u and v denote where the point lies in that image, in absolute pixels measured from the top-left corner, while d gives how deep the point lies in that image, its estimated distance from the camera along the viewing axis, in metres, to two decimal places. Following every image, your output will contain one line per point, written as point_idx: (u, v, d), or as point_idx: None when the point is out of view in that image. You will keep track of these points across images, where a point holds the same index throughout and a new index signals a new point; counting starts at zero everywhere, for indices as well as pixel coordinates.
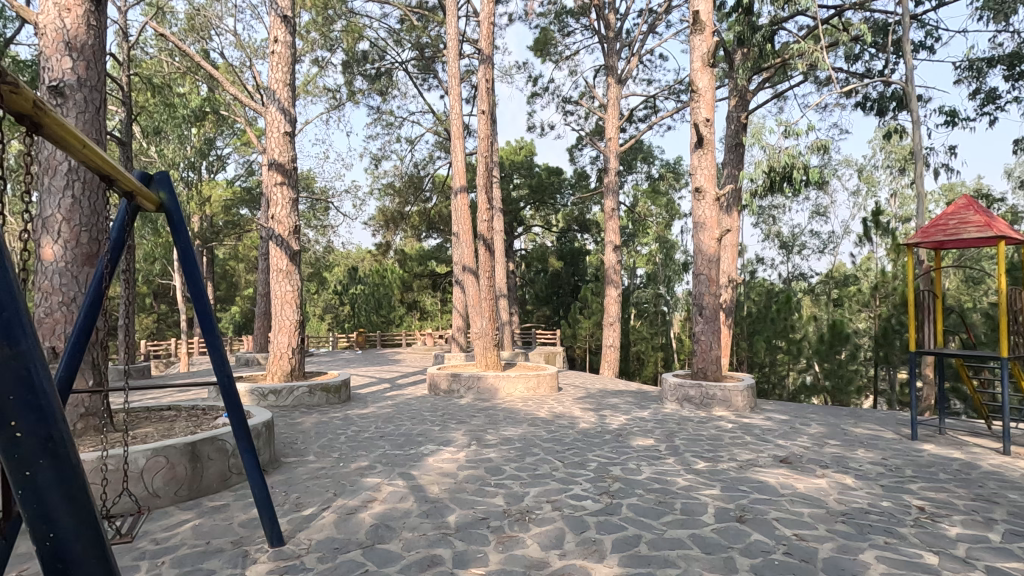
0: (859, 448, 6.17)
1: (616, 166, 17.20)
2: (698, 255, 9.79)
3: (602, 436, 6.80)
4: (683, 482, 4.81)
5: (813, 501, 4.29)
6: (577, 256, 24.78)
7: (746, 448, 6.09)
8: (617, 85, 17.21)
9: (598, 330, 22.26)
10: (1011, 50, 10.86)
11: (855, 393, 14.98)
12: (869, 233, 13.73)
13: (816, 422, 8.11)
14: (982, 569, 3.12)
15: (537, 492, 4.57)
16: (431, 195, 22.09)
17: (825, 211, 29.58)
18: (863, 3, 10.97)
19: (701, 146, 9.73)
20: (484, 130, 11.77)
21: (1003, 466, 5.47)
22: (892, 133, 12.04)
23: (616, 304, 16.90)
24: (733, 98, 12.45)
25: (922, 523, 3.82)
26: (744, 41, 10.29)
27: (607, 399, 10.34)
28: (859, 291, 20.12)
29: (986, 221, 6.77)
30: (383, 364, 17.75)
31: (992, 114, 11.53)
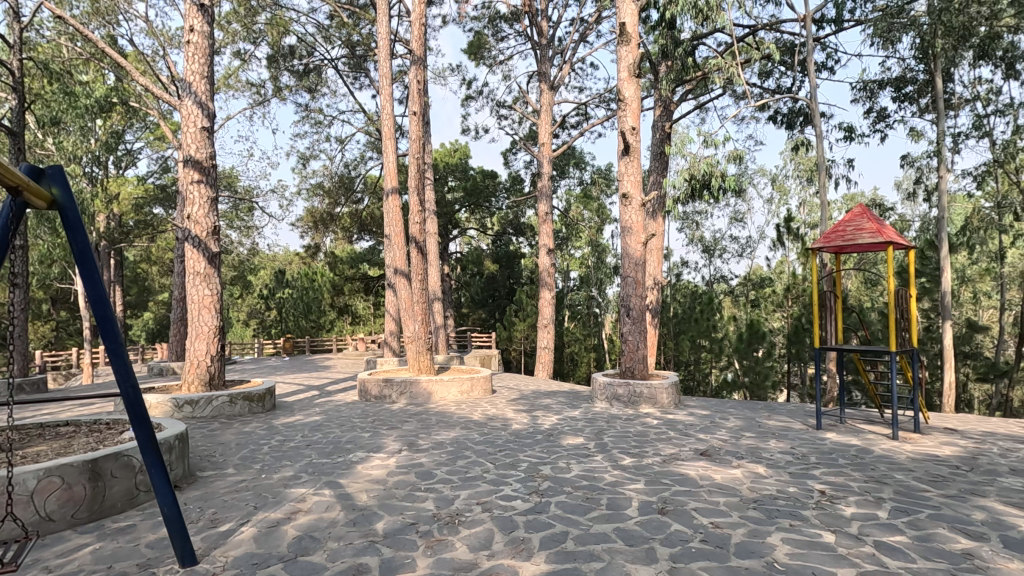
0: (770, 440, 6.61)
1: (550, 170, 17.45)
2: (625, 258, 10.10)
3: (534, 436, 6.90)
4: (610, 478, 4.97)
5: (729, 490, 4.56)
6: (512, 259, 25.03)
7: (669, 443, 6.39)
8: (550, 91, 17.52)
9: (533, 332, 22.57)
10: (897, 75, 12.05)
11: (771, 388, 15.90)
12: (782, 238, 14.75)
13: (734, 416, 8.60)
14: (872, 543, 3.43)
15: (468, 494, 4.57)
16: (363, 196, 21.58)
17: (743, 217, 31.47)
18: (774, 24, 11.77)
19: (628, 153, 10.10)
20: (416, 131, 11.62)
21: (892, 450, 6.05)
22: (799, 146, 13.03)
23: (549, 306, 17.15)
24: (658, 108, 12.99)
25: (822, 505, 4.16)
26: (667, 54, 10.77)
27: (540, 400, 10.47)
28: (774, 293, 21.58)
29: (877, 229, 7.46)
30: (311, 371, 17.13)
31: (883, 131, 12.73)
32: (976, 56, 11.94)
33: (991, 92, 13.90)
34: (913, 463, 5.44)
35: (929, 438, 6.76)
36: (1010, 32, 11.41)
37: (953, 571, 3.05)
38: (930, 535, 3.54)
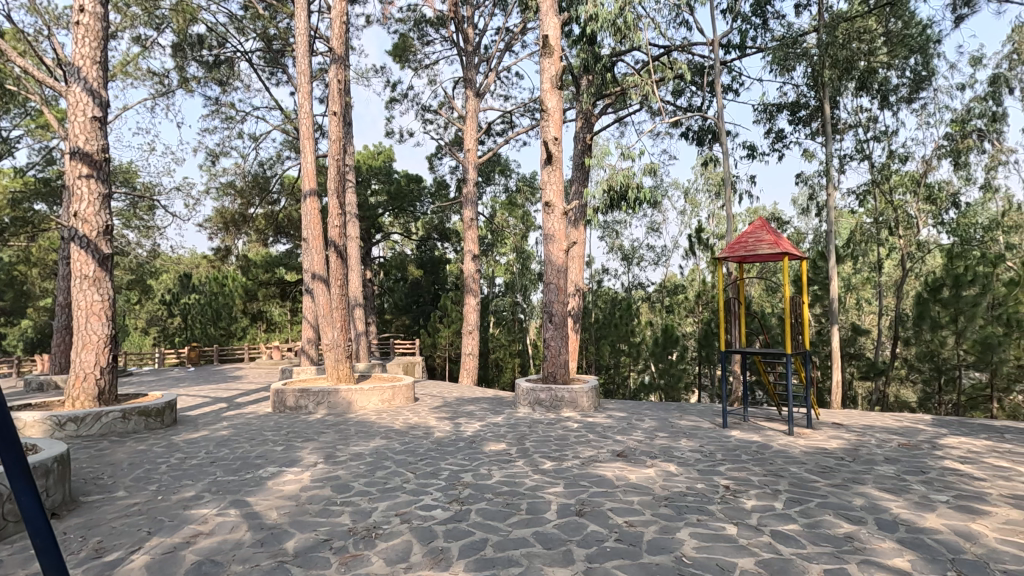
0: (682, 439, 6.95)
1: (475, 176, 17.48)
2: (548, 264, 10.29)
3: (456, 444, 6.84)
4: (530, 483, 5.01)
5: (642, 489, 4.74)
6: (437, 264, 24.74)
7: (588, 446, 6.56)
8: (475, 98, 17.58)
9: (458, 338, 22.43)
10: (793, 100, 13.20)
11: (684, 390, 16.79)
12: (693, 247, 15.64)
13: (649, 418, 8.97)
14: (768, 533, 3.69)
15: (386, 506, 4.45)
16: (279, 196, 20.59)
17: (659, 227, 33.03)
18: (686, 46, 12.51)
19: (551, 162, 10.32)
20: (336, 131, 11.23)
21: (787, 445, 6.56)
22: (708, 161, 13.91)
23: (474, 312, 17.11)
24: (579, 120, 13.42)
25: (726, 499, 4.43)
26: (588, 68, 11.11)
27: (463, 408, 10.40)
28: (687, 299, 22.80)
29: (774, 240, 8.09)
30: (220, 382, 16.05)
31: (780, 151, 13.86)
32: (856, 87, 13.35)
33: (869, 120, 15.57)
34: (805, 456, 5.92)
35: (819, 433, 7.38)
36: (885, 67, 12.81)
37: (836, 553, 3.34)
38: (818, 522, 3.86)
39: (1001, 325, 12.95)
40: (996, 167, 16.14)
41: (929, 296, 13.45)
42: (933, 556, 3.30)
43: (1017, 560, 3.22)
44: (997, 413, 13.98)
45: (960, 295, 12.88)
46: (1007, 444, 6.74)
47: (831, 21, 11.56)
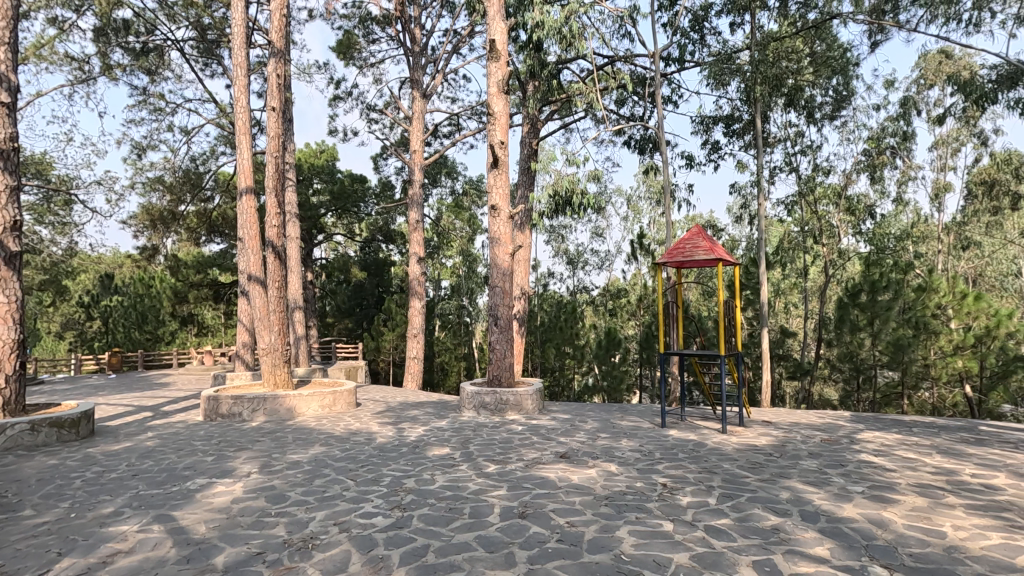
0: (623, 439, 7.13)
1: (421, 178, 17.30)
2: (493, 268, 10.30)
3: (399, 449, 6.71)
4: (473, 487, 4.99)
5: (584, 490, 4.83)
6: (381, 267, 24.24)
7: (532, 448, 6.61)
8: (422, 99, 17.41)
9: (402, 342, 22.07)
10: (727, 113, 13.86)
11: (626, 391, 17.23)
12: (635, 252, 16.08)
13: (592, 419, 9.14)
14: (702, 528, 3.83)
15: (325, 515, 4.31)
16: (213, 193, 19.63)
17: (603, 232, 33.72)
18: (629, 57, 12.89)
19: (497, 166, 10.36)
20: (274, 127, 10.82)
21: (720, 443, 6.86)
22: (650, 169, 14.35)
23: (419, 315, 16.88)
24: (525, 124, 13.56)
25: (663, 497, 4.57)
26: (534, 74, 11.21)
27: (406, 412, 10.23)
28: (628, 303, 23.41)
29: (709, 246, 8.44)
30: (144, 389, 15.07)
31: (716, 162, 14.50)
32: (785, 103, 14.16)
33: (796, 135, 16.57)
34: (737, 453, 6.20)
35: (750, 430, 7.76)
36: (810, 86, 13.68)
37: (763, 545, 3.52)
38: (748, 516, 4.05)
39: (910, 327, 13.98)
40: (906, 182, 17.54)
41: (848, 300, 14.47)
42: (850, 543, 3.53)
43: (921, 543, 3.50)
44: (907, 408, 15.17)
45: (875, 300, 13.93)
46: (915, 437, 7.31)
47: (761, 40, 12.22)
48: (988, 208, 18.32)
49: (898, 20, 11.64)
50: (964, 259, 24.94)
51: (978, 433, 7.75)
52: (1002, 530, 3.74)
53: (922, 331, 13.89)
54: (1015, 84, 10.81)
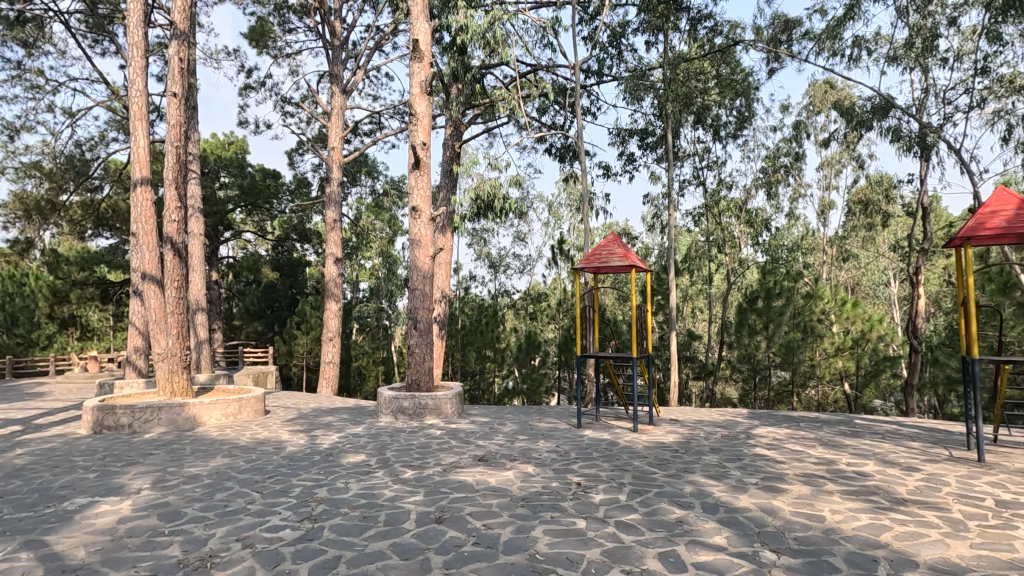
0: (540, 440, 7.26)
1: (339, 177, 16.71)
2: (413, 270, 10.14)
3: (311, 458, 6.43)
4: (388, 494, 4.88)
5: (501, 492, 4.87)
6: (295, 267, 23.10)
7: (450, 452, 6.57)
8: (341, 95, 16.83)
9: (317, 346, 21.14)
10: (642, 127, 14.54)
11: (545, 393, 17.67)
12: (556, 258, 16.43)
13: (511, 422, 9.23)
14: (613, 524, 3.98)
15: (226, 531, 4.04)
16: (102, 183, 17.83)
17: (525, 237, 34.18)
18: (550, 66, 13.20)
19: (418, 167, 10.24)
20: (175, 115, 10.04)
21: (632, 441, 7.17)
22: (569, 177, 14.76)
23: (336, 318, 16.29)
24: (449, 127, 13.48)
25: (577, 495, 4.72)
26: (457, 77, 11.14)
27: (320, 419, 9.81)
28: (548, 307, 23.90)
29: (624, 254, 8.83)
30: (13, 400, 13.38)
31: (632, 173, 15.16)
32: (694, 121, 15.09)
33: (704, 151, 17.71)
34: (647, 451, 6.52)
35: (659, 429, 8.17)
36: (717, 106, 14.67)
37: (669, 537, 3.72)
38: (655, 510, 4.26)
39: (799, 330, 15.34)
40: (796, 199, 19.26)
41: (747, 306, 15.49)
42: (745, 532, 3.81)
43: (804, 527, 3.85)
44: (796, 405, 16.67)
45: (770, 306, 15.07)
46: (801, 431, 8.04)
47: (673, 60, 12.95)
48: (863, 224, 20.56)
49: (792, 50, 12.80)
50: (843, 269, 27.76)
51: (853, 426, 8.66)
52: (870, 512, 4.20)
53: (809, 334, 15.32)
54: (886, 114, 12.21)
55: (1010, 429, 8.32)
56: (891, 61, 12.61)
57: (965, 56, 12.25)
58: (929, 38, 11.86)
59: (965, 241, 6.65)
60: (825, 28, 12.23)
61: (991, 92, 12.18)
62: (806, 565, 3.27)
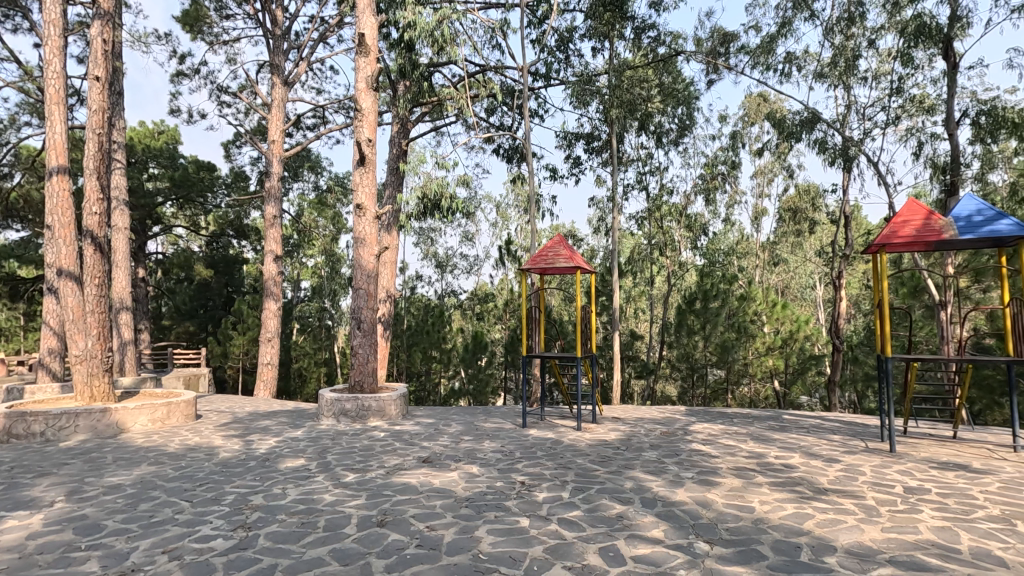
0: (485, 441, 7.27)
1: (280, 171, 16.14)
2: (357, 269, 9.91)
3: (246, 464, 6.16)
4: (328, 499, 4.74)
5: (445, 493, 4.85)
6: (231, 265, 22.10)
7: (394, 454, 6.47)
8: (283, 86, 16.24)
9: (254, 347, 20.28)
10: (588, 131, 14.82)
11: (491, 394, 17.66)
12: (503, 258, 16.47)
13: (456, 423, 9.18)
14: (555, 521, 4.04)
15: (150, 543, 3.81)
16: (12, 170, 16.42)
17: (473, 237, 34.10)
18: (499, 68, 13.24)
19: (363, 164, 10.03)
20: (96, 100, 9.36)
21: (575, 440, 7.30)
22: (516, 179, 14.85)
23: (275, 318, 15.69)
24: (396, 124, 13.27)
25: (521, 494, 4.76)
26: (404, 74, 10.95)
27: (257, 423, 9.42)
28: (495, 306, 23.95)
29: (569, 255, 8.97)
30: None
31: (578, 175, 15.42)
32: (638, 127, 15.54)
33: (647, 156, 18.25)
34: (589, 448, 6.66)
35: (601, 426, 8.36)
36: (660, 113, 15.17)
37: (609, 532, 3.81)
38: (596, 507, 4.36)
39: (733, 330, 16.10)
40: (732, 205, 20.18)
41: (685, 306, 16.07)
42: (680, 524, 3.95)
43: (735, 518, 4.05)
44: (730, 402, 17.47)
45: (707, 307, 15.69)
46: (734, 426, 8.43)
47: (618, 67, 13.26)
48: (792, 230, 21.77)
49: (729, 63, 13.42)
50: (775, 272, 29.33)
51: (781, 421, 9.17)
52: (794, 501, 4.47)
53: (742, 334, 16.12)
54: (813, 127, 13.01)
55: (917, 421, 9.06)
56: (819, 77, 13.43)
57: (882, 77, 13.24)
58: (851, 58, 12.73)
59: (881, 247, 7.19)
60: (760, 43, 12.88)
61: (904, 111, 13.19)
62: (736, 553, 3.43)
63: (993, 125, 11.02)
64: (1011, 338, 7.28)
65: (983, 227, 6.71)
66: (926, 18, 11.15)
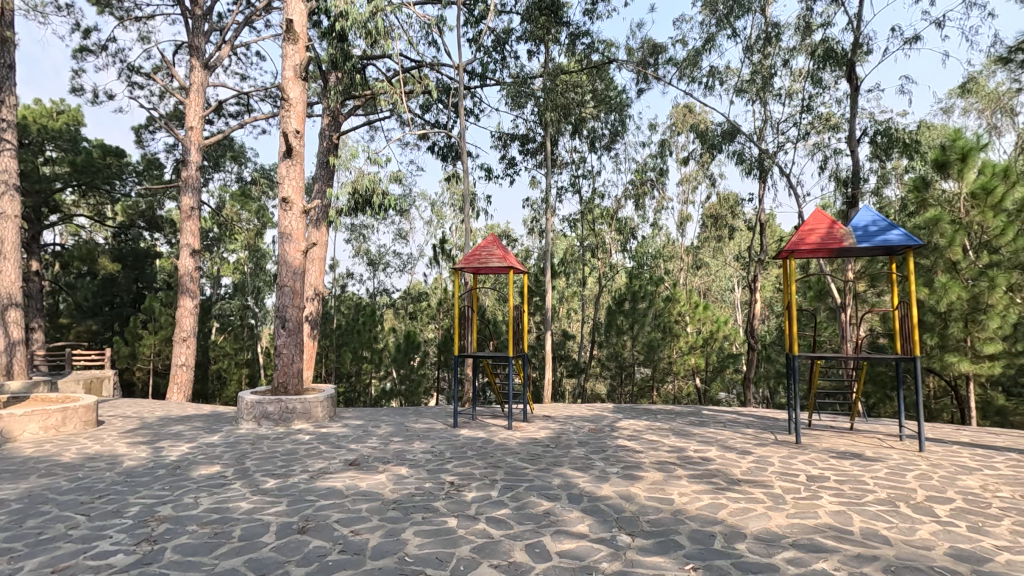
0: (415, 442, 7.16)
1: (198, 160, 15.14)
2: (282, 266, 9.48)
3: (153, 473, 5.73)
4: (245, 507, 4.50)
5: (372, 496, 4.73)
6: (142, 259, 20.55)
7: (319, 458, 6.24)
8: (203, 70, 15.26)
9: (167, 347, 18.94)
10: (523, 133, 14.97)
11: (423, 394, 17.40)
12: (437, 257, 16.31)
13: (385, 424, 8.98)
14: (483, 520, 4.05)
15: (36, 563, 3.45)
16: None
17: (406, 235, 33.54)
18: (435, 65, 13.10)
19: (290, 156, 9.60)
20: None
21: (506, 438, 7.34)
22: (452, 178, 14.74)
23: (190, 316, 14.71)
24: (326, 116, 12.79)
25: (450, 494, 4.73)
26: (336, 66, 10.60)
27: (168, 428, 8.79)
28: (429, 306, 23.70)
29: (502, 255, 9.02)
30: None
31: (512, 176, 15.53)
32: (572, 132, 15.84)
33: (580, 160, 18.67)
34: (519, 447, 6.72)
35: (532, 425, 8.46)
36: (593, 118, 15.58)
37: (536, 529, 3.86)
38: (525, 504, 4.41)
39: (659, 331, 16.78)
40: (660, 211, 21.03)
41: (615, 307, 16.56)
42: (604, 518, 4.07)
43: (656, 510, 4.22)
44: (655, 399, 18.20)
45: (635, 308, 16.28)
46: (658, 422, 8.79)
47: (553, 71, 13.47)
48: (713, 236, 23.01)
49: (657, 73, 13.99)
50: (698, 275, 30.86)
51: (701, 416, 9.66)
52: (710, 492, 4.72)
53: (667, 334, 16.84)
54: (732, 139, 13.80)
55: (822, 415, 9.79)
56: (739, 91, 14.25)
57: (794, 94, 14.24)
58: (768, 75, 13.62)
59: (790, 253, 7.75)
60: (686, 56, 13.51)
61: (813, 127, 14.25)
62: (656, 544, 3.58)
63: (887, 144, 12.12)
64: (898, 338, 8.03)
65: (878, 236, 7.33)
66: (833, 44, 12.14)
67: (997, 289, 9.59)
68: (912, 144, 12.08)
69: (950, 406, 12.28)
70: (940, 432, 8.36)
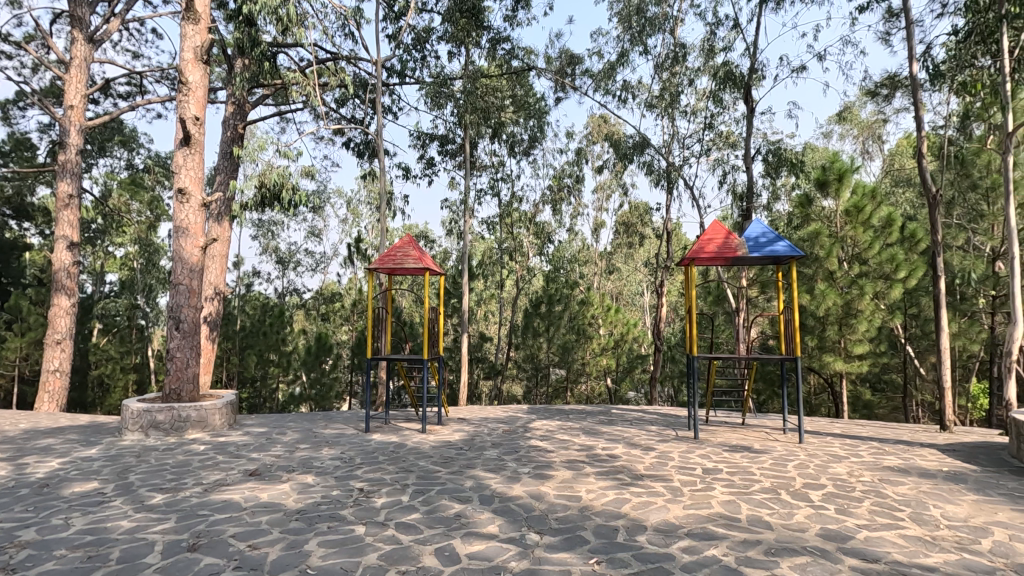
0: (323, 448, 6.88)
1: (79, 143, 13.63)
2: (177, 262, 8.75)
3: (13, 493, 5.07)
4: (125, 526, 4.10)
5: (273, 507, 4.48)
6: (7, 250, 18.18)
7: (214, 469, 5.82)
8: (87, 44, 13.77)
9: (36, 351, 16.86)
10: (442, 133, 14.85)
11: (335, 399, 16.72)
12: (352, 257, 15.78)
13: (290, 431, 8.56)
14: (393, 526, 3.97)
15: None
16: None
17: (320, 233, 32.16)
18: (352, 58, 12.71)
19: (188, 144, 8.90)
20: None
21: (419, 442, 7.25)
22: (367, 175, 14.36)
23: (66, 317, 13.21)
24: (230, 104, 12.01)
25: (358, 501, 4.59)
26: (243, 50, 9.94)
27: (36, 442, 7.83)
28: (341, 307, 22.85)
29: (418, 256, 8.84)
30: None
31: (431, 176, 15.38)
32: (491, 135, 15.93)
33: (500, 164, 18.83)
34: (432, 450, 6.65)
35: (446, 428, 8.42)
36: (514, 123, 15.76)
37: (446, 532, 3.85)
38: (435, 508, 4.37)
39: (574, 333, 17.28)
40: (575, 217, 21.67)
41: (532, 310, 16.88)
42: (514, 518, 4.13)
43: (564, 508, 4.35)
44: (569, 399, 18.73)
45: (551, 311, 16.66)
46: (569, 422, 9.04)
47: (473, 74, 13.49)
48: (625, 242, 24.08)
49: (574, 83, 14.43)
50: (610, 279, 32.12)
51: (610, 414, 10.05)
52: (616, 488, 4.92)
53: (581, 336, 17.36)
54: (643, 151, 14.52)
55: (718, 412, 10.53)
56: (650, 107, 15.00)
57: (699, 112, 15.23)
58: (674, 92, 14.47)
59: (691, 261, 8.26)
60: (602, 69, 14.04)
61: (714, 144, 15.30)
62: (562, 541, 3.68)
63: (777, 163, 13.28)
64: (784, 340, 8.82)
65: (766, 247, 8.03)
66: (732, 68, 13.13)
67: (865, 296, 10.79)
68: (797, 164, 13.33)
69: (827, 401, 13.61)
70: (817, 425, 9.27)
